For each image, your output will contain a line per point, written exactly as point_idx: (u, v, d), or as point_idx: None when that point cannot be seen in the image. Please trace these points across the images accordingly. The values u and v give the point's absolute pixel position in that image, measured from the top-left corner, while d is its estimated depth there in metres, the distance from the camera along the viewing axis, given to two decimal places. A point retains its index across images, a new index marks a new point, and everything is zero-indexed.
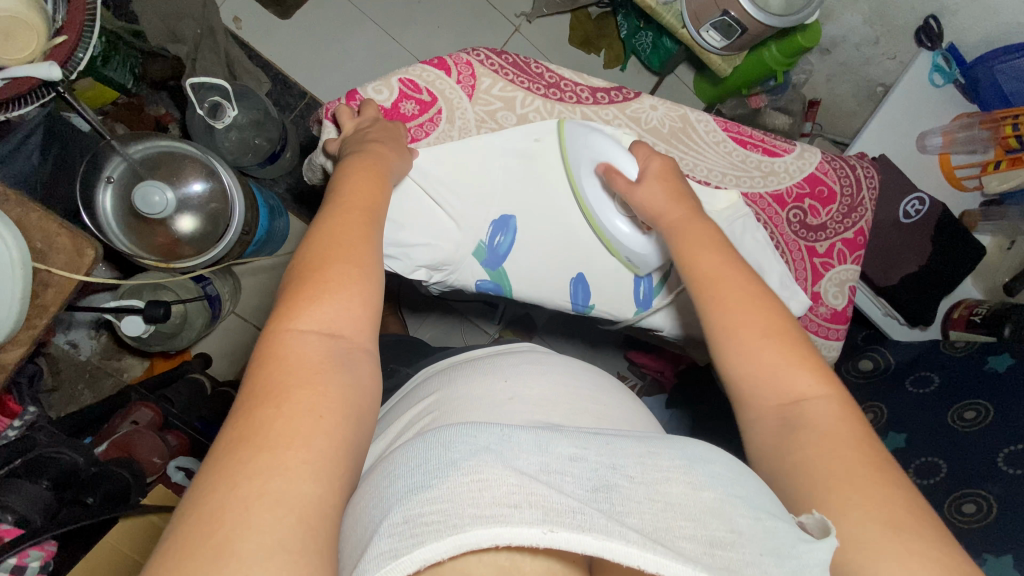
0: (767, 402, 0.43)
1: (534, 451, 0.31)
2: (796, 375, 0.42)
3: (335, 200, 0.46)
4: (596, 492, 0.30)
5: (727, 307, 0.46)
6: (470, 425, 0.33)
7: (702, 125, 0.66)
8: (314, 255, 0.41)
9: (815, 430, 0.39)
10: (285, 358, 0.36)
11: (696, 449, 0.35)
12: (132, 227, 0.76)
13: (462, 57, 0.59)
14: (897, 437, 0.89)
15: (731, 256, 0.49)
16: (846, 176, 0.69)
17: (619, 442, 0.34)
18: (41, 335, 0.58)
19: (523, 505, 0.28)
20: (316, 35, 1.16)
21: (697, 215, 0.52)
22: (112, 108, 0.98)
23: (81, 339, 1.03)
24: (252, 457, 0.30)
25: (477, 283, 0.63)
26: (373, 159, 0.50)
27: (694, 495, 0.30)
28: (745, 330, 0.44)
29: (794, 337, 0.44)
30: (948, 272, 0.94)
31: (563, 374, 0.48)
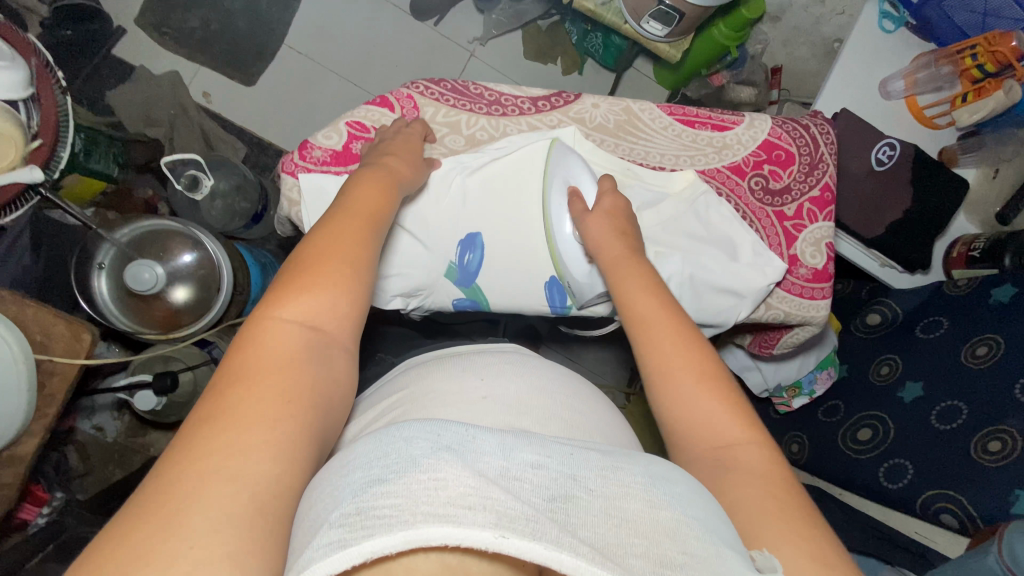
0: (699, 446, 0.42)
1: (496, 453, 0.33)
2: (728, 422, 0.42)
3: (341, 203, 0.49)
4: (554, 500, 0.31)
5: (661, 347, 0.46)
6: (434, 425, 0.34)
7: (647, 113, 0.67)
8: (311, 251, 0.44)
9: (749, 476, 0.39)
10: (264, 344, 0.38)
11: (659, 469, 0.36)
12: (129, 306, 0.80)
13: (403, 91, 0.62)
14: (914, 387, 0.88)
15: (671, 304, 0.49)
16: (800, 137, 0.70)
17: (581, 453, 0.35)
18: (53, 422, 0.62)
19: (477, 506, 0.29)
20: (281, 94, 1.20)
21: (637, 256, 0.54)
22: (101, 198, 1.01)
23: (105, 421, 1.07)
24: (217, 435, 0.33)
25: (454, 302, 0.65)
26: (386, 173, 0.53)
27: (649, 513, 0.31)
28: (683, 374, 0.44)
29: (728, 381, 0.45)
30: (936, 213, 0.93)
31: (530, 376, 0.49)
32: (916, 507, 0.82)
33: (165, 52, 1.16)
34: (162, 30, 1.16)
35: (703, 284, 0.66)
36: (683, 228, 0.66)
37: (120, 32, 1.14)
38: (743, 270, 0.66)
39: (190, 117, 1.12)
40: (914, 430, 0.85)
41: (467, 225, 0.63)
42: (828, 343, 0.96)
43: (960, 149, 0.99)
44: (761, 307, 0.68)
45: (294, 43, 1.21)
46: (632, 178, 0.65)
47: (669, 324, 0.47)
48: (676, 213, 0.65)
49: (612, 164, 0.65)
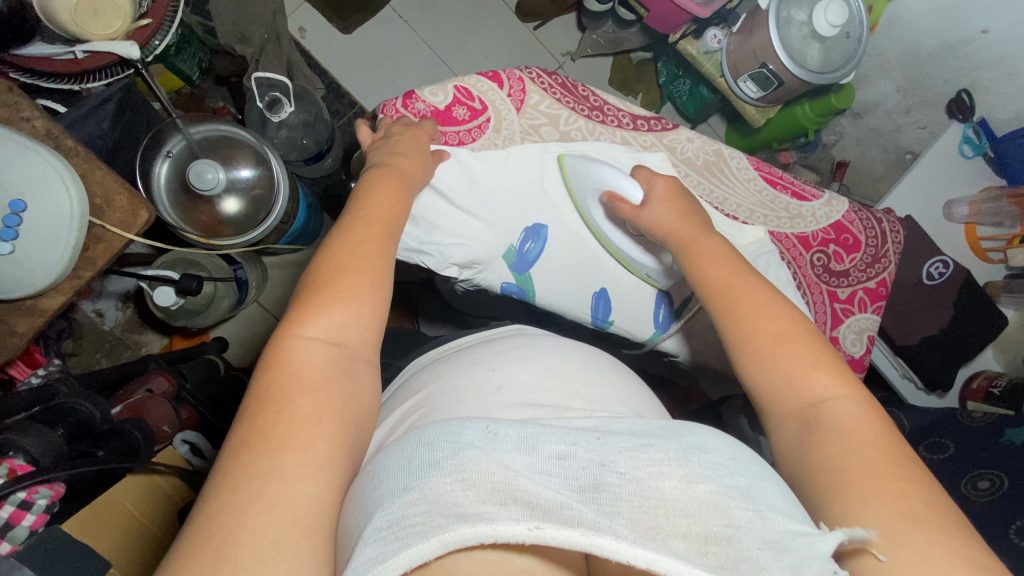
0: (785, 406, 0.44)
1: (523, 446, 0.32)
2: (812, 379, 0.43)
3: (355, 211, 0.49)
4: (588, 487, 0.30)
5: (746, 321, 0.47)
6: (454, 424, 0.34)
7: (735, 161, 0.68)
8: (326, 266, 0.44)
9: (839, 433, 0.40)
10: (290, 364, 0.39)
11: (695, 438, 0.35)
12: (180, 202, 0.80)
13: (515, 73, 0.63)
14: None
15: (740, 266, 0.51)
16: (870, 228, 0.71)
17: (616, 435, 0.34)
18: (84, 287, 0.62)
19: (508, 503, 0.29)
20: (372, 51, 1.22)
21: (705, 234, 0.55)
22: (175, 96, 1.06)
23: (107, 309, 1.07)
24: (255, 460, 0.33)
25: (502, 285, 0.65)
26: (395, 174, 0.52)
27: (689, 489, 0.31)
28: (760, 337, 0.46)
29: (817, 346, 0.45)
30: (967, 337, 0.93)
31: (556, 361, 0.49)
32: None
33: None
34: None
35: None
36: None
37: None
38: None
39: (281, 46, 1.12)
40: None
41: (537, 214, 0.63)
42: None
43: (1005, 287, 1.01)
44: None
45: (399, 7, 1.24)
46: (707, 218, 0.64)
47: (742, 287, 0.49)
48: None
49: None
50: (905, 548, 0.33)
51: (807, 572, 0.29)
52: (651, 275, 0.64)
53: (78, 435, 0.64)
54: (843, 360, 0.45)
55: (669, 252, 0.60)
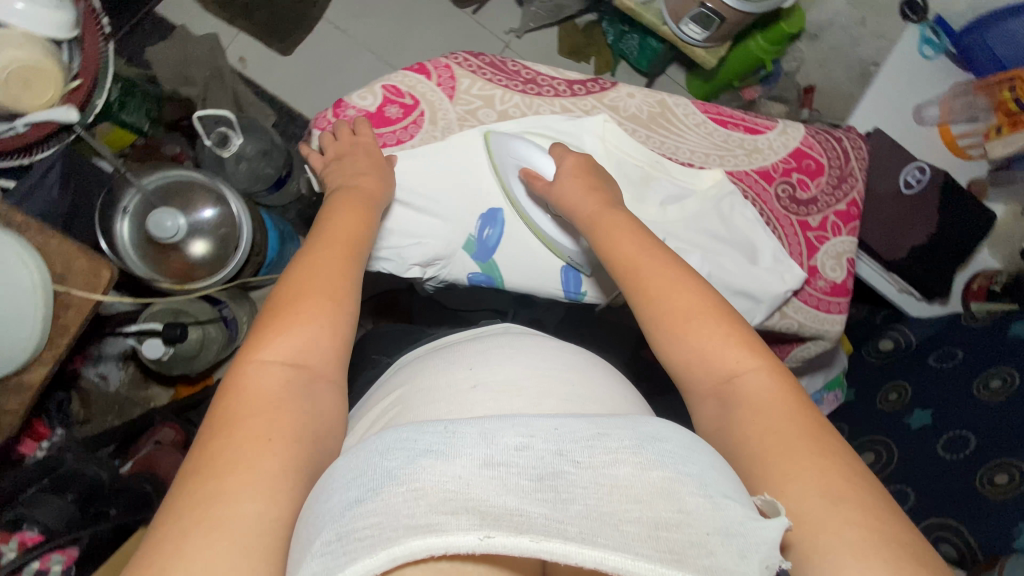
0: (702, 383, 0.44)
1: (479, 444, 0.33)
2: (724, 353, 0.44)
3: (317, 233, 0.50)
4: (540, 482, 0.31)
5: (653, 300, 0.47)
6: (411, 432, 0.34)
7: (681, 109, 0.67)
8: (289, 290, 0.45)
9: (759, 410, 0.41)
10: (245, 387, 0.40)
11: (649, 428, 0.35)
12: (148, 254, 0.80)
13: (441, 61, 0.62)
14: (922, 415, 0.87)
15: (650, 243, 0.50)
16: (831, 149, 0.69)
17: (569, 422, 0.35)
18: (63, 354, 0.63)
19: (459, 512, 0.29)
20: (315, 68, 1.21)
21: (611, 210, 0.54)
22: (128, 151, 1.03)
23: (110, 371, 1.07)
24: (203, 484, 0.34)
25: (469, 275, 0.64)
26: (357, 192, 0.54)
27: (641, 475, 0.32)
28: (674, 314, 0.46)
29: (722, 315, 0.45)
30: (956, 239, 0.91)
31: (526, 354, 0.51)
32: None
33: (206, 14, 1.17)
34: None
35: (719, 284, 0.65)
36: (708, 227, 0.65)
37: None
38: (761, 274, 0.65)
39: (225, 80, 1.13)
40: (919, 455, 0.85)
41: (490, 199, 0.62)
42: (837, 364, 0.96)
43: (991, 180, 0.99)
44: (776, 315, 0.67)
45: (334, 18, 1.22)
46: (659, 170, 0.65)
47: (650, 263, 0.48)
48: (699, 211, 0.65)
49: (641, 154, 0.64)
50: (830, 519, 0.35)
51: (753, 557, 0.29)
52: (573, 259, 0.63)
53: (92, 496, 0.67)
54: (757, 331, 0.45)
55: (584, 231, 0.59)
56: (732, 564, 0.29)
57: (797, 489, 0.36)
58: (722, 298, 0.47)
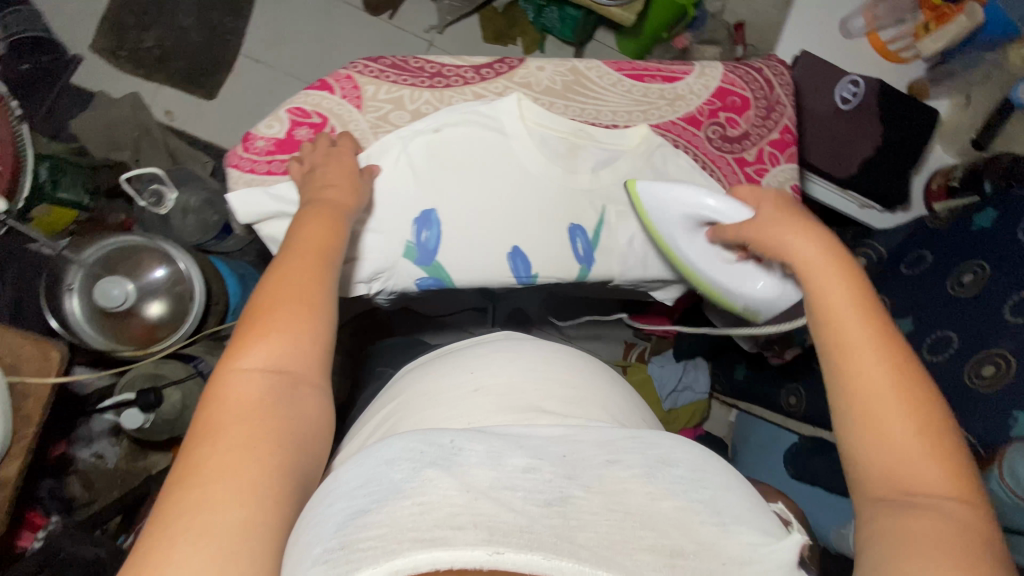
0: (877, 470, 0.38)
1: (486, 463, 0.33)
2: (924, 461, 0.38)
3: (287, 247, 0.47)
4: (550, 507, 0.31)
5: (865, 375, 0.41)
6: (418, 442, 0.35)
7: (594, 72, 0.65)
8: (264, 298, 0.43)
9: (939, 517, 0.35)
10: (226, 397, 0.38)
11: (661, 451, 0.37)
12: (105, 326, 0.80)
13: (342, 73, 0.60)
14: (905, 322, 0.88)
15: (874, 308, 0.44)
16: (754, 81, 0.68)
17: (580, 449, 0.37)
18: (34, 443, 0.61)
19: (466, 526, 0.28)
20: (242, 106, 1.19)
21: (834, 252, 0.49)
22: (75, 228, 1.02)
23: (104, 448, 0.99)
24: (187, 491, 0.33)
25: (418, 282, 0.63)
26: (328, 205, 0.52)
27: (653, 504, 0.32)
28: (890, 395, 0.40)
29: (938, 430, 0.39)
30: (904, 144, 0.91)
31: (524, 357, 0.51)
32: None
33: (123, 75, 1.15)
34: (119, 53, 1.15)
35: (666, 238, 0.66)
36: (645, 184, 0.65)
37: (77, 58, 1.12)
38: None
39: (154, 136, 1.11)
40: None
41: (423, 201, 0.61)
42: None
43: (930, 79, 0.97)
44: None
45: (251, 52, 1.20)
46: (586, 139, 0.64)
47: (863, 329, 0.43)
48: (633, 170, 0.65)
49: (564, 126, 0.63)
50: None
51: (766, 572, 0.31)
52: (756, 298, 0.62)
53: None
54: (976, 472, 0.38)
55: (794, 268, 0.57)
56: None
57: None
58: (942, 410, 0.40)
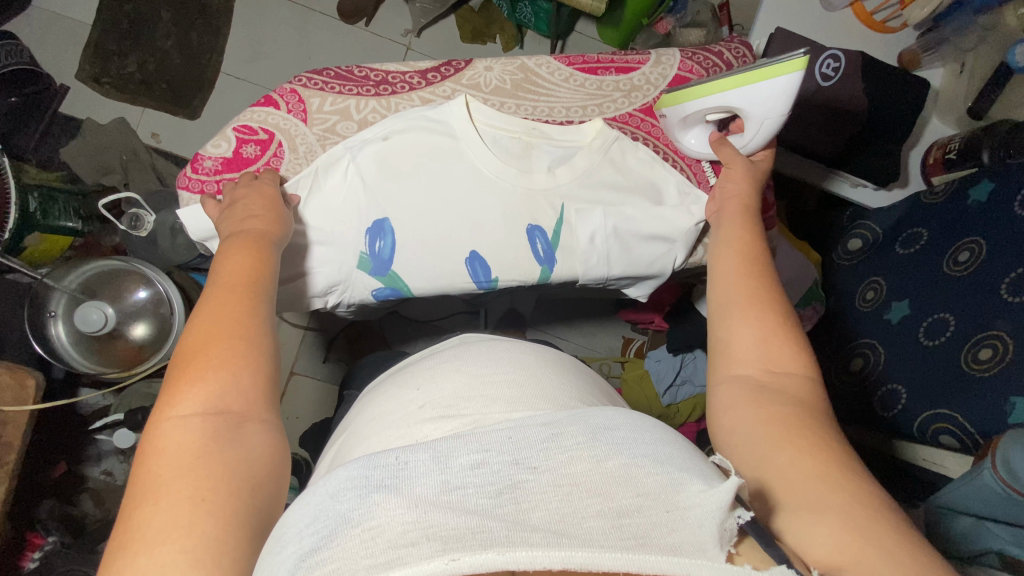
0: (749, 364, 0.45)
1: (433, 470, 0.30)
2: (781, 349, 0.45)
3: (213, 281, 0.45)
4: (499, 495, 0.28)
5: (728, 288, 0.50)
6: (363, 463, 0.32)
7: (544, 68, 0.63)
8: (193, 339, 0.41)
9: (788, 397, 0.42)
10: (165, 447, 0.36)
11: (600, 419, 0.34)
12: (92, 349, 0.82)
13: (286, 87, 0.60)
14: (900, 306, 0.84)
15: (755, 236, 0.54)
16: (712, 66, 0.66)
17: (525, 427, 0.33)
18: (16, 468, 0.63)
19: (420, 540, 0.26)
20: (225, 123, 1.20)
21: (751, 197, 0.57)
22: (72, 252, 1.04)
23: (113, 466, 0.95)
24: (132, 562, 0.31)
25: (374, 292, 0.63)
26: (253, 235, 0.50)
27: (597, 467, 0.30)
28: (751, 303, 0.47)
29: (787, 332, 0.46)
30: (890, 117, 0.87)
31: (467, 363, 0.48)
32: (914, 432, 0.78)
33: (109, 101, 1.17)
34: (103, 80, 1.17)
35: (628, 234, 0.64)
36: (605, 178, 0.63)
37: (64, 87, 1.15)
38: (669, 213, 0.64)
39: (142, 158, 1.13)
40: (902, 348, 0.82)
41: (371, 211, 0.60)
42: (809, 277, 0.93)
43: (921, 47, 0.91)
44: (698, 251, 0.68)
45: (231, 69, 1.22)
46: (539, 137, 0.62)
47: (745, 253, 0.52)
48: (591, 164, 0.63)
49: (516, 126, 0.62)
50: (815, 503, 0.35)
51: (709, 524, 0.28)
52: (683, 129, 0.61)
53: None
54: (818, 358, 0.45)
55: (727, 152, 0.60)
56: (687, 540, 0.28)
57: (803, 463, 0.37)
58: (794, 316, 0.47)
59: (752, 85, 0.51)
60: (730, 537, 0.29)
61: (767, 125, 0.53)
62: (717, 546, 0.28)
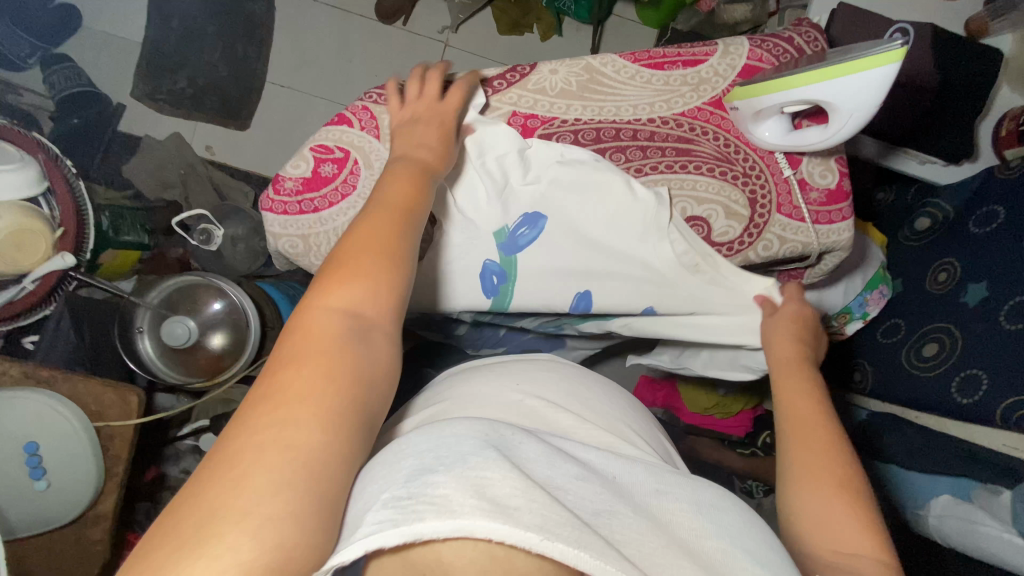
0: (793, 480, 0.52)
1: (543, 463, 0.36)
2: (838, 466, 0.51)
3: (333, 269, 0.40)
4: (598, 514, 0.34)
5: (808, 454, 0.52)
6: (483, 428, 0.37)
7: (610, 66, 0.63)
8: (296, 343, 0.36)
9: (846, 518, 0.48)
10: (235, 463, 0.31)
11: (707, 496, 0.40)
12: (177, 360, 0.86)
13: (358, 105, 0.61)
14: (978, 288, 0.81)
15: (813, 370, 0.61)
16: (783, 53, 0.64)
17: (635, 478, 0.40)
18: (124, 479, 0.68)
19: (524, 506, 0.30)
20: (276, 132, 1.24)
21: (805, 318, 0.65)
22: (141, 266, 1.05)
23: (192, 465, 1.00)
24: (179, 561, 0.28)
25: (488, 261, 0.65)
26: (394, 221, 0.43)
27: (702, 541, 0.36)
28: (816, 425, 0.54)
29: (861, 499, 0.49)
30: (961, 91, 0.83)
31: (567, 377, 0.52)
32: (993, 419, 0.74)
33: (164, 117, 1.21)
34: (157, 97, 1.21)
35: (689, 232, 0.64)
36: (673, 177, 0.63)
37: (120, 107, 1.19)
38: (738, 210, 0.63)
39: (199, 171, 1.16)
40: (978, 332, 0.79)
41: (528, 203, 0.63)
42: (873, 260, 0.92)
43: (989, 14, 0.85)
44: (771, 242, 0.65)
45: (276, 78, 1.24)
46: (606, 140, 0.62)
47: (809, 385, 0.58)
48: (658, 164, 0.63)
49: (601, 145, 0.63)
50: None
51: None
52: (763, 121, 0.59)
53: None
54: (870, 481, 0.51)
55: (810, 141, 0.58)
56: None
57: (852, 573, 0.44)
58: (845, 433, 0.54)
59: (847, 77, 0.49)
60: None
61: (855, 119, 0.52)
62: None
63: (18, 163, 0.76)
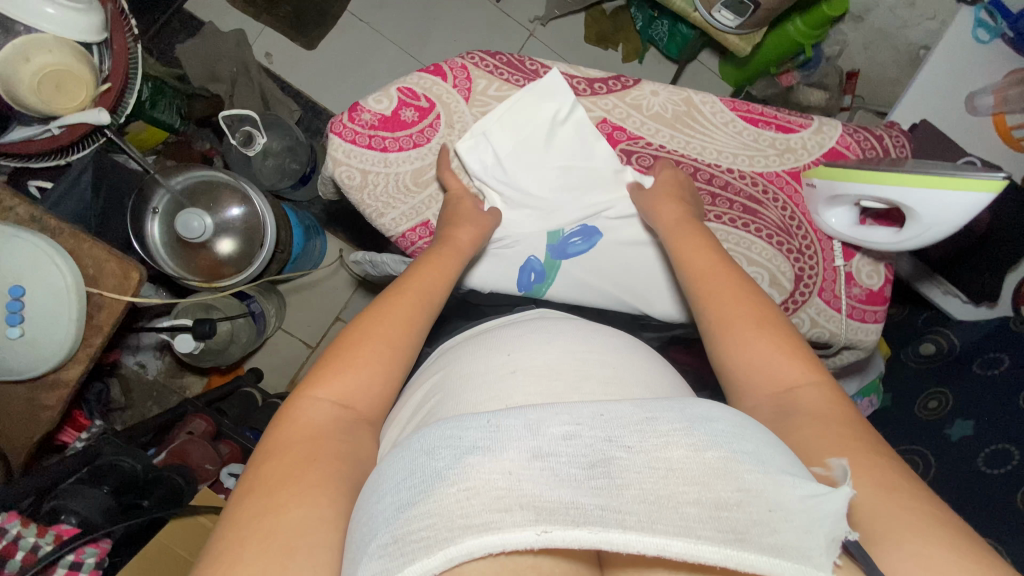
0: (760, 395, 0.43)
1: (525, 436, 0.30)
2: (788, 364, 0.43)
3: (339, 348, 0.43)
4: (591, 469, 0.29)
5: (722, 300, 0.47)
6: (456, 425, 0.32)
7: (708, 106, 0.63)
8: (299, 416, 0.39)
9: (808, 412, 0.41)
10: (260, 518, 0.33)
11: (699, 407, 0.33)
12: (178, 252, 0.84)
13: (457, 61, 0.60)
14: (964, 424, 0.83)
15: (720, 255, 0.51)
16: (870, 148, 0.65)
17: (615, 406, 0.32)
18: (97, 353, 0.65)
19: (514, 508, 0.27)
20: (339, 62, 1.21)
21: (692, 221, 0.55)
22: (162, 147, 1.03)
23: (148, 359, 1.06)
24: None
25: (531, 257, 0.63)
26: (405, 304, 0.47)
27: (696, 456, 0.29)
28: (737, 323, 0.46)
29: (783, 330, 0.45)
30: (1003, 238, 0.86)
31: (559, 336, 0.47)
32: None
33: (234, 10, 1.18)
34: None
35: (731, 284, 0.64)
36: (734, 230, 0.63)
37: None
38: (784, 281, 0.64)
39: (251, 75, 1.12)
40: (954, 466, 0.82)
41: (587, 213, 0.62)
42: (873, 368, 0.94)
43: None
44: (802, 322, 0.66)
45: (357, 11, 1.22)
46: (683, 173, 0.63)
47: (721, 273, 0.49)
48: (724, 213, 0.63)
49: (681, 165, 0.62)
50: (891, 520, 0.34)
51: (819, 531, 0.28)
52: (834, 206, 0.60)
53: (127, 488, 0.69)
54: (807, 342, 0.45)
55: (875, 237, 0.59)
56: (797, 539, 0.27)
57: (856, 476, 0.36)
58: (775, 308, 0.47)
59: (936, 191, 0.50)
60: (837, 550, 0.28)
61: (933, 229, 0.53)
62: (824, 555, 0.27)
63: (85, 5, 0.72)
